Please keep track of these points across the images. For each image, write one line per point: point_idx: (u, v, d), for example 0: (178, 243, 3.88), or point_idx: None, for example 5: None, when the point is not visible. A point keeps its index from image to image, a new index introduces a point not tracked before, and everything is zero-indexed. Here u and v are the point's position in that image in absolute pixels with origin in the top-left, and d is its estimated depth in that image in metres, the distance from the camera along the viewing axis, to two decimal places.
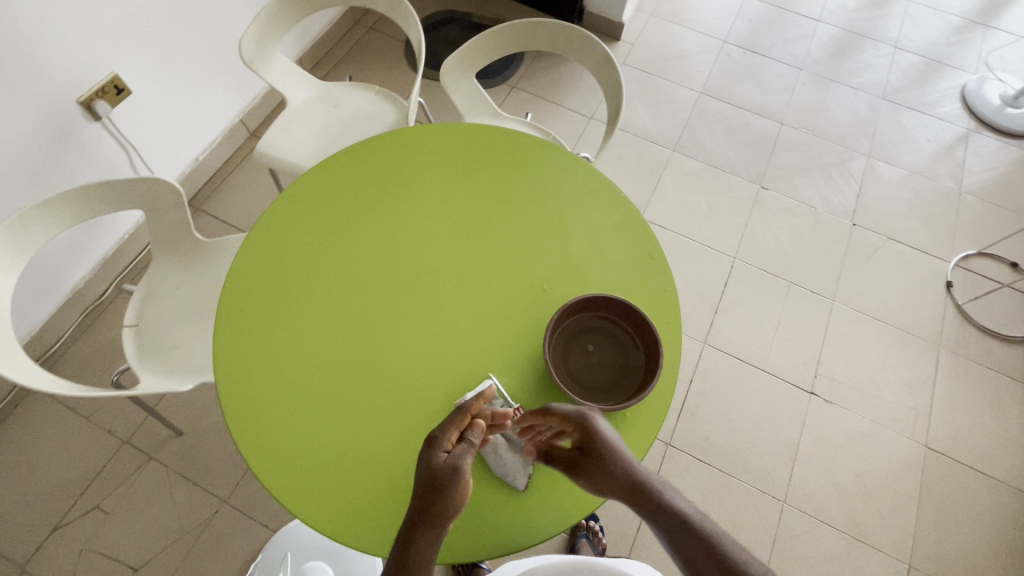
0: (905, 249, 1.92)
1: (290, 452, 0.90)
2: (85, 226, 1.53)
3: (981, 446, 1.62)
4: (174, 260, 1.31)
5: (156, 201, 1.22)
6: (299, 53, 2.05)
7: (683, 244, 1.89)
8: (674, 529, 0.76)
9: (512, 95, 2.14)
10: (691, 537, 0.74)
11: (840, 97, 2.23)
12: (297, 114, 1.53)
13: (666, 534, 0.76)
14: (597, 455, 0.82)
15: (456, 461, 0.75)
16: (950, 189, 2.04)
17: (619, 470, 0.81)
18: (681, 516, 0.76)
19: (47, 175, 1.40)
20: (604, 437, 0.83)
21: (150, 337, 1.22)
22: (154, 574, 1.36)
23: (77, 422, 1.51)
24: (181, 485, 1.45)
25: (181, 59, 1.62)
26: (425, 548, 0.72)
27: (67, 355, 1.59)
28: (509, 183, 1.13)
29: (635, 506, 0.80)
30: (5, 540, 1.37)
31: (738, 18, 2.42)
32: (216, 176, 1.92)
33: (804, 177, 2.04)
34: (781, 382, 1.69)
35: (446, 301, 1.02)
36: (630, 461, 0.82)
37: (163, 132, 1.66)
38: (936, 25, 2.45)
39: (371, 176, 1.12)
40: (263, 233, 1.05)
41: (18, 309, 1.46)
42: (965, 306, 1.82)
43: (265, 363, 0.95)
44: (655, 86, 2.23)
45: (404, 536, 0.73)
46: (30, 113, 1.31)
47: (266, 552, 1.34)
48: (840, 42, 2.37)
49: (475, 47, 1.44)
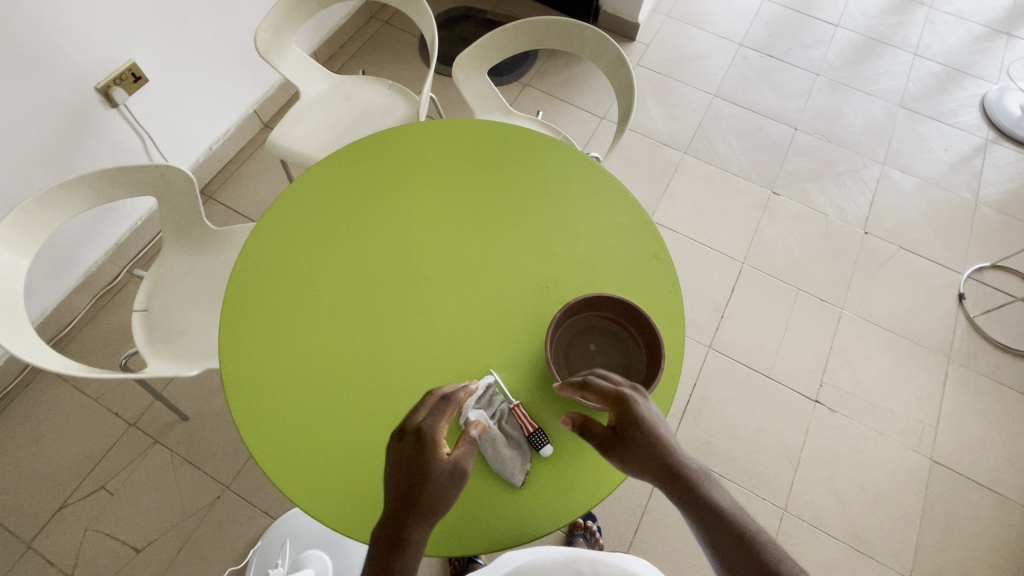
0: (917, 260, 1.89)
1: (291, 444, 0.90)
2: (99, 211, 1.55)
3: (988, 461, 1.60)
4: (184, 247, 1.33)
5: (169, 188, 1.23)
6: (315, 46, 2.07)
7: (691, 248, 1.88)
8: (713, 522, 0.69)
9: (524, 93, 2.14)
10: (731, 533, 0.67)
11: (857, 104, 2.21)
12: (310, 106, 1.54)
13: (702, 527, 0.69)
14: (634, 434, 0.76)
15: (460, 464, 0.72)
16: (966, 199, 2.01)
17: (658, 454, 0.74)
18: (722, 509, 0.69)
19: (64, 160, 1.42)
20: (645, 418, 0.76)
21: (158, 322, 1.24)
22: (156, 556, 1.38)
23: (86, 404, 1.53)
24: (185, 469, 1.47)
25: (198, 49, 1.64)
26: (421, 549, 0.69)
27: (78, 337, 1.62)
28: (517, 180, 1.13)
29: (671, 495, 0.73)
30: (12, 517, 1.40)
31: (755, 21, 2.40)
32: (229, 166, 1.94)
33: (817, 184, 2.02)
34: (785, 390, 1.67)
35: (451, 299, 1.02)
36: (671, 447, 0.75)
37: (179, 120, 1.68)
38: (957, 33, 2.41)
39: (379, 170, 1.13)
40: (270, 225, 1.06)
41: (32, 290, 1.49)
42: (976, 319, 1.80)
43: (269, 355, 0.96)
44: (669, 88, 2.21)
45: (394, 535, 0.68)
46: (48, 98, 1.33)
47: (266, 539, 1.36)
48: (858, 48, 2.35)
49: (488, 44, 1.44)
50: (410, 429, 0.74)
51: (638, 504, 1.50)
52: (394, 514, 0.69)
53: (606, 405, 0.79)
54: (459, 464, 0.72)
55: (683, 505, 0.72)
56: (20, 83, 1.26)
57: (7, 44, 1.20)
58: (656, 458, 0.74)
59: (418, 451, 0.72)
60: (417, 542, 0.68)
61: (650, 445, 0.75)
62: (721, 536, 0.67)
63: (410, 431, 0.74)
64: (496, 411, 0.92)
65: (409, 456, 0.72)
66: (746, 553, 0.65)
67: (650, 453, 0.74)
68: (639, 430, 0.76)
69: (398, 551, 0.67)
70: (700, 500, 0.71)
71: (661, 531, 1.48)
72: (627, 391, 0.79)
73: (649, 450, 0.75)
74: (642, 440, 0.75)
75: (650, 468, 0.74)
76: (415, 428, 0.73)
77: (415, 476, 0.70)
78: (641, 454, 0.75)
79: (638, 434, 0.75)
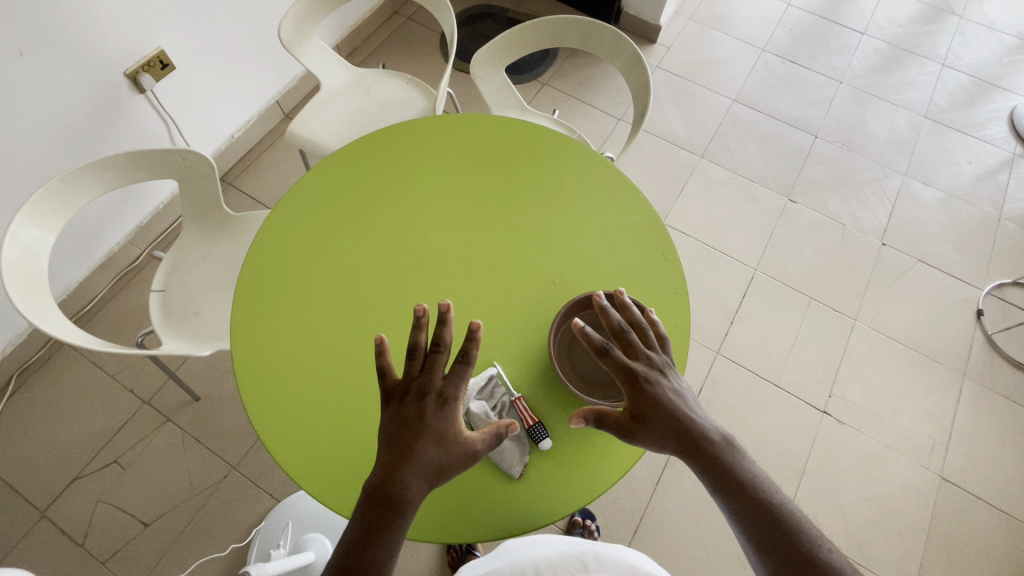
0: (935, 273, 1.86)
1: (295, 425, 0.93)
2: (122, 192, 1.59)
3: (1000, 481, 1.56)
4: (202, 231, 1.36)
5: (190, 173, 1.27)
6: (338, 39, 2.10)
7: (703, 252, 1.87)
8: (734, 493, 0.72)
9: (542, 92, 2.15)
10: (752, 503, 0.70)
11: (880, 113, 2.17)
12: (330, 97, 1.57)
13: (724, 498, 0.72)
14: (651, 412, 0.76)
15: (472, 449, 0.74)
16: (989, 214, 1.97)
17: (680, 435, 0.75)
18: (746, 482, 0.72)
19: (91, 142, 1.47)
20: (663, 401, 0.77)
21: (174, 303, 1.28)
22: (163, 531, 1.41)
23: (103, 380, 1.58)
24: (195, 448, 1.51)
25: (224, 38, 1.67)
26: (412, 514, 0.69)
27: (99, 315, 1.67)
28: (527, 176, 1.14)
29: (696, 471, 0.75)
30: (28, 486, 1.45)
31: (779, 27, 2.38)
32: (251, 154, 1.98)
33: (835, 193, 1.99)
34: (793, 399, 1.66)
35: (459, 290, 1.03)
36: (692, 426, 0.75)
37: (202, 108, 1.72)
38: (988, 44, 2.36)
39: (393, 161, 1.15)
40: (285, 211, 1.08)
41: (56, 268, 1.53)
42: (994, 336, 1.76)
43: (278, 337, 0.98)
44: (689, 91, 2.20)
45: (395, 499, 0.68)
46: (79, 81, 1.37)
47: (269, 520, 1.38)
48: (884, 57, 2.31)
49: (506, 41, 1.45)
50: (429, 394, 0.73)
51: (638, 506, 1.50)
52: (401, 474, 0.69)
53: (620, 381, 0.79)
54: (472, 442, 0.74)
55: (703, 476, 0.74)
56: (53, 66, 1.30)
57: (42, 28, 1.25)
58: (673, 433, 0.75)
59: (434, 418, 0.73)
60: (415, 505, 0.69)
61: (666, 420, 0.76)
62: (742, 506, 0.71)
63: (428, 395, 0.73)
64: (498, 402, 0.93)
65: (426, 421, 0.72)
66: (766, 521, 0.69)
67: (666, 429, 0.75)
68: (657, 405, 0.77)
69: (394, 510, 0.68)
70: (720, 472, 0.73)
71: (660, 534, 1.47)
72: (642, 368, 0.79)
73: (667, 426, 0.76)
74: (660, 417, 0.76)
75: (667, 444, 0.75)
76: (435, 393, 0.74)
77: (428, 441, 0.71)
78: (659, 429, 0.76)
79: (655, 409, 0.76)
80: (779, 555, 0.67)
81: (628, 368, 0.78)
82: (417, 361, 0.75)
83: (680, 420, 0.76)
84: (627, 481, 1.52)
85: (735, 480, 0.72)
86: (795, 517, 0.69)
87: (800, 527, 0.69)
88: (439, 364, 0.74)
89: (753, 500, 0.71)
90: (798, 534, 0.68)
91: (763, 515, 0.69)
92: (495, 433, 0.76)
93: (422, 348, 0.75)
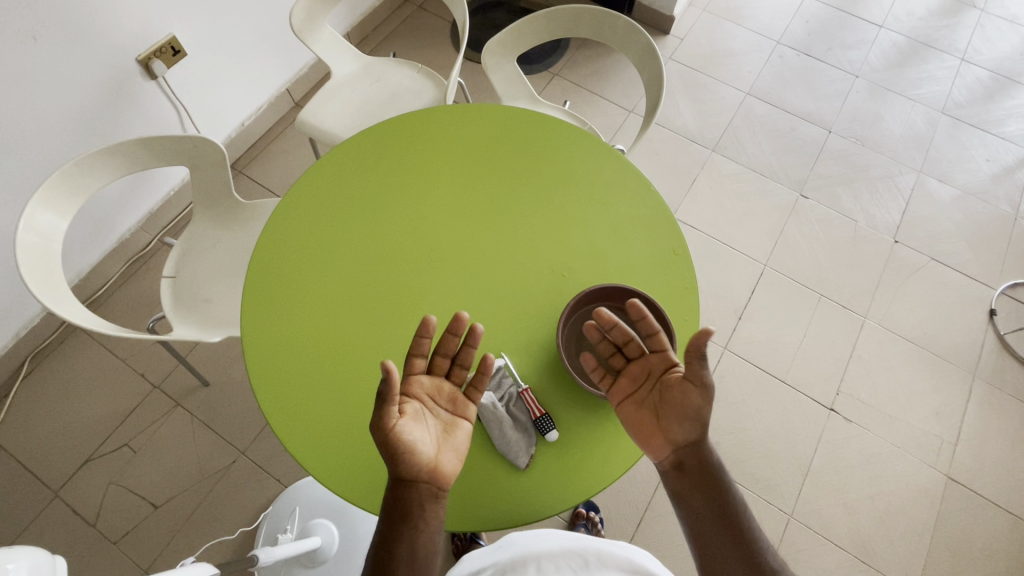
0: (948, 273, 1.84)
1: (302, 413, 0.93)
2: (134, 178, 1.60)
3: (1006, 482, 1.55)
4: (212, 217, 1.36)
5: (200, 160, 1.26)
6: (348, 28, 2.10)
7: (712, 247, 1.86)
8: (702, 506, 0.79)
9: (552, 82, 2.13)
10: (722, 518, 0.78)
11: (896, 108, 2.14)
12: (340, 85, 1.56)
13: (692, 506, 0.80)
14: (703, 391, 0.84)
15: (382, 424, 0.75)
16: (1005, 213, 1.94)
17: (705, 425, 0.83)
18: (722, 500, 0.79)
19: (102, 129, 1.47)
20: None
21: (185, 290, 1.28)
22: (172, 514, 1.44)
23: (114, 363, 1.60)
24: (205, 432, 1.53)
25: (237, 24, 1.67)
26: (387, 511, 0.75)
27: (110, 299, 1.69)
28: (536, 167, 1.14)
29: (689, 470, 0.82)
30: (41, 465, 1.47)
31: (795, 19, 2.34)
32: (262, 142, 1.99)
33: (847, 189, 1.97)
34: (800, 396, 1.65)
35: (466, 280, 1.03)
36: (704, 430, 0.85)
37: (213, 97, 1.73)
38: (1010, 38, 2.32)
39: (405, 149, 1.14)
40: (297, 199, 1.09)
41: (69, 254, 1.55)
42: (1007, 336, 1.74)
43: (285, 322, 0.99)
44: (701, 83, 2.18)
45: (387, 500, 0.76)
46: (90, 67, 1.37)
47: (278, 504, 1.40)
48: (902, 51, 2.27)
49: (519, 30, 1.43)
50: (412, 393, 0.83)
51: (642, 500, 1.51)
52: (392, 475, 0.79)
53: (669, 362, 0.88)
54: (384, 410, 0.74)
55: (689, 483, 0.81)
56: (66, 51, 1.31)
57: (55, 14, 1.25)
58: (699, 417, 0.82)
59: (401, 409, 0.80)
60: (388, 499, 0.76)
61: (692, 401, 0.82)
62: (709, 516, 0.78)
63: (413, 395, 0.83)
64: (506, 394, 0.94)
65: None
66: (728, 529, 0.77)
67: (693, 413, 0.82)
68: (686, 384, 0.83)
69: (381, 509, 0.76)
70: (705, 480, 0.81)
71: (662, 528, 1.48)
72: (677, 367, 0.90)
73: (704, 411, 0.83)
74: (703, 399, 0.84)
75: (693, 433, 0.82)
76: (404, 391, 0.83)
77: None
78: (682, 413, 0.82)
79: (681, 390, 0.83)
80: (740, 557, 0.75)
81: (650, 363, 0.89)
82: (442, 374, 0.87)
83: (710, 398, 0.82)
84: (631, 474, 1.53)
85: (709, 491, 0.80)
86: (754, 534, 0.77)
87: (757, 540, 0.77)
88: (407, 366, 0.84)
89: (723, 516, 0.78)
90: (756, 547, 0.76)
91: (722, 524, 0.78)
92: (383, 393, 0.73)
93: (448, 362, 0.87)
